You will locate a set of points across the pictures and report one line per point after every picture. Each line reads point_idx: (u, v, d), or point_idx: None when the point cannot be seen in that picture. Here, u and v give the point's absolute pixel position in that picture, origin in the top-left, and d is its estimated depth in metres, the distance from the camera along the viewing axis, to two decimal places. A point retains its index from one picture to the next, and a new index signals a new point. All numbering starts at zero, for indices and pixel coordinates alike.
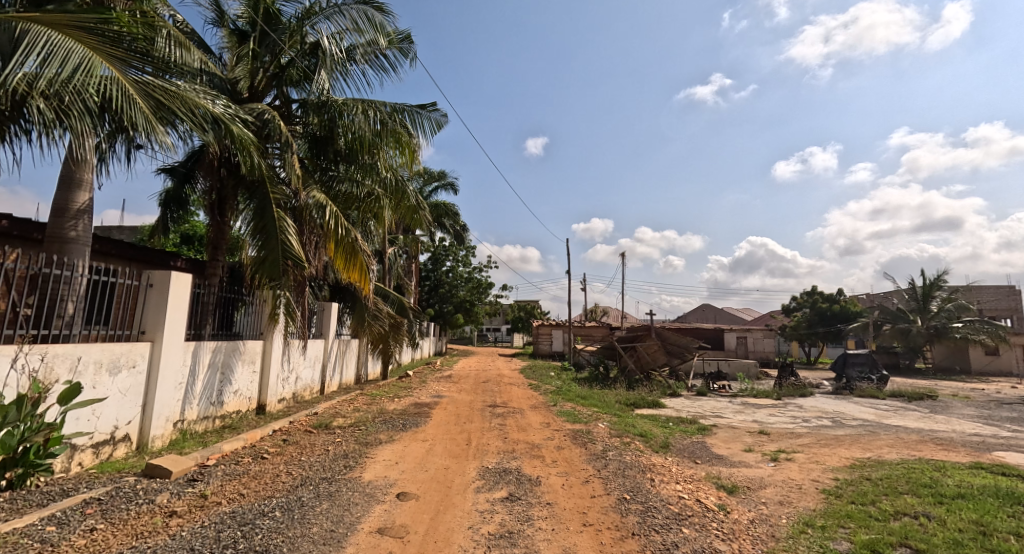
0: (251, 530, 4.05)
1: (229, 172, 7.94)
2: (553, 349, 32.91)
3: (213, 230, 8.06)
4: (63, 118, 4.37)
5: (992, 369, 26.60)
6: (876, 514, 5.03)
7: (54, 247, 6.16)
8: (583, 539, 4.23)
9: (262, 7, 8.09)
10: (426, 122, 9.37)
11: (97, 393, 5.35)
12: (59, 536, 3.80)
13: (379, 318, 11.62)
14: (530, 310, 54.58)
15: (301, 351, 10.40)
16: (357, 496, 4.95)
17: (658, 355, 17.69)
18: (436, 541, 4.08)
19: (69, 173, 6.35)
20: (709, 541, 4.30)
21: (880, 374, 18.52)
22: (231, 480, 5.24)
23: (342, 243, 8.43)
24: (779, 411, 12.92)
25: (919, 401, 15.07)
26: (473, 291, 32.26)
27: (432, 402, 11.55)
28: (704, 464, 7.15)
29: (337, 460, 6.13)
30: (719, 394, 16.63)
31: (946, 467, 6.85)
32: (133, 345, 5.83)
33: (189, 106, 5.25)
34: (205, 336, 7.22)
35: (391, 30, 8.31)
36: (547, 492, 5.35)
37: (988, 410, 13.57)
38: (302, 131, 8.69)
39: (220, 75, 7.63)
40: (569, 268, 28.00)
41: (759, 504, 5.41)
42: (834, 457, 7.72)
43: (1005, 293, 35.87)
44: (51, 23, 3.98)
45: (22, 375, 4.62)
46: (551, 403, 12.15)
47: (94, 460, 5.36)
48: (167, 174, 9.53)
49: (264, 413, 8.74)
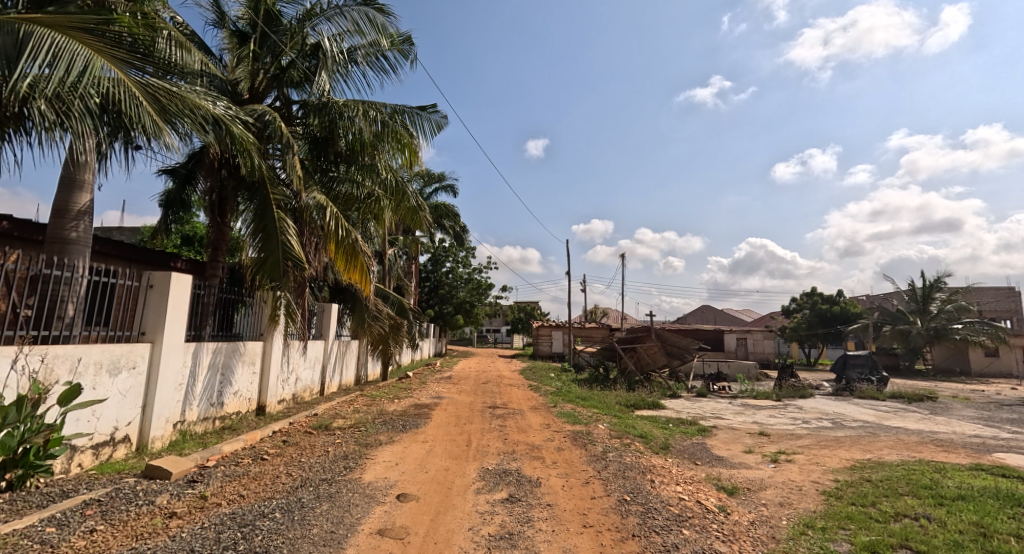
0: (251, 531, 4.06)
1: (229, 173, 7.95)
2: (553, 350, 32.93)
3: (213, 231, 8.05)
4: (65, 120, 4.37)
5: (992, 371, 26.57)
6: (877, 515, 5.03)
7: (54, 248, 6.16)
8: (583, 541, 4.23)
9: (263, 9, 8.14)
10: (426, 123, 9.35)
11: (97, 394, 5.36)
12: (60, 536, 3.81)
13: (379, 319, 11.62)
14: (530, 312, 54.58)
15: (301, 351, 10.41)
16: (357, 498, 4.94)
17: (658, 356, 17.55)
18: (436, 543, 4.08)
19: (70, 174, 6.35)
20: (709, 542, 4.31)
21: (880, 375, 18.51)
22: (231, 481, 5.24)
23: (343, 244, 8.42)
24: (779, 413, 12.89)
25: (920, 402, 15.10)
26: (472, 292, 32.18)
27: (432, 403, 11.52)
28: (704, 465, 7.15)
29: (337, 461, 6.15)
30: (720, 395, 16.67)
31: (946, 468, 6.84)
32: (133, 346, 5.83)
33: (191, 107, 5.27)
34: (205, 337, 7.22)
35: (392, 31, 8.32)
36: (547, 494, 5.34)
37: (989, 412, 13.58)
38: (302, 132, 8.69)
39: (220, 76, 7.65)
40: (569, 270, 27.95)
41: (759, 505, 5.42)
42: (834, 458, 7.73)
43: (1005, 294, 35.95)
44: (54, 24, 3.98)
45: (22, 376, 4.62)
46: (551, 403, 12.20)
47: (94, 461, 5.35)
48: (168, 174, 9.53)
49: (264, 413, 8.75)
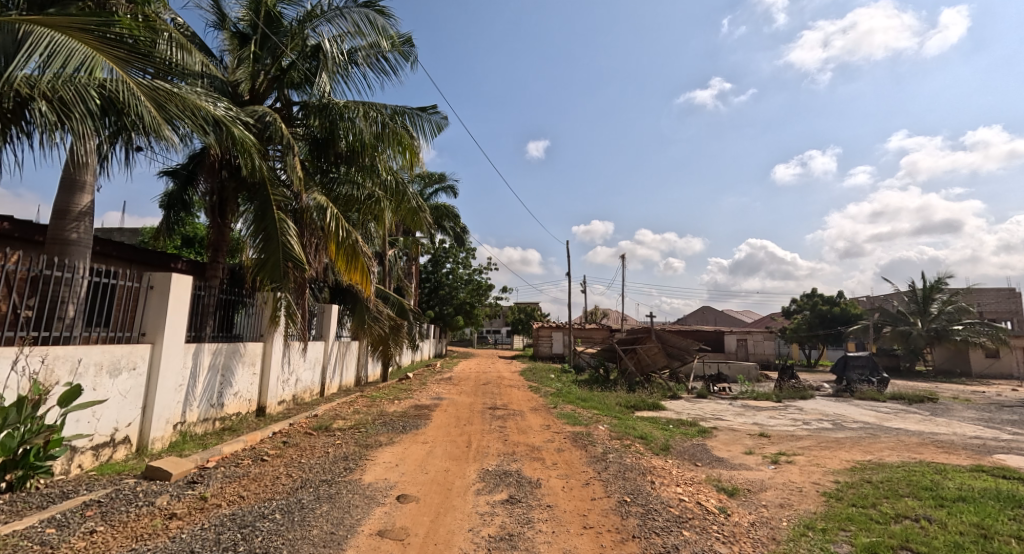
0: (251, 532, 4.05)
1: (230, 174, 7.96)
2: (553, 351, 32.90)
3: (214, 232, 8.06)
4: (65, 120, 4.35)
5: (993, 371, 26.55)
6: (877, 517, 5.03)
7: (55, 248, 6.16)
8: (582, 542, 4.23)
9: (264, 10, 8.16)
10: (426, 124, 9.36)
11: (97, 395, 5.36)
12: (59, 537, 3.80)
13: (379, 319, 11.64)
14: (531, 312, 54.61)
15: (301, 352, 10.40)
16: (357, 499, 4.94)
17: (658, 357, 17.53)
18: (436, 543, 4.08)
19: (70, 175, 6.36)
20: (709, 544, 4.30)
21: (880, 376, 18.53)
22: (231, 482, 5.24)
23: (343, 245, 8.43)
24: (779, 414, 12.87)
25: (920, 403, 15.10)
26: (473, 293, 32.17)
27: (432, 404, 11.55)
28: (704, 466, 7.16)
29: (337, 462, 6.16)
30: (720, 396, 16.64)
31: (947, 469, 6.85)
32: (134, 347, 5.84)
33: (191, 108, 5.27)
34: (205, 337, 7.23)
35: (392, 32, 8.32)
36: (547, 494, 5.35)
37: (989, 413, 13.58)
38: (303, 133, 8.70)
39: (220, 77, 7.67)
40: (569, 271, 27.91)
41: (760, 507, 5.41)
42: (834, 460, 7.70)
43: (1005, 296, 36.04)
44: (54, 24, 3.98)
45: (23, 376, 4.63)
46: (552, 405, 12.16)
47: (94, 461, 5.36)
48: (169, 176, 9.53)
49: (264, 415, 8.73)
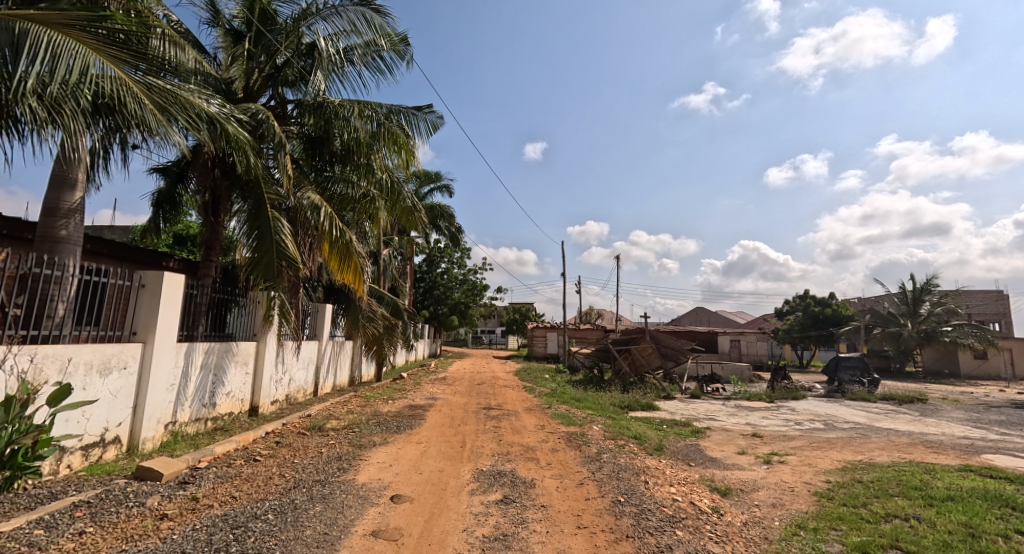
0: (244, 532, 4.02)
1: (223, 172, 7.91)
2: (548, 351, 33.01)
3: (207, 230, 7.96)
4: (55, 116, 4.30)
5: (980, 373, 26.68)
6: (867, 516, 5.08)
7: (45, 247, 6.06)
8: (577, 542, 4.23)
9: (258, 7, 8.11)
10: (422, 124, 9.35)
11: (87, 394, 5.29)
12: (48, 539, 3.75)
13: (374, 319, 11.57)
14: (526, 311, 54.86)
15: (295, 352, 10.33)
16: (351, 499, 4.92)
17: (652, 357, 17.68)
18: (430, 543, 4.06)
19: (62, 172, 6.27)
20: (703, 543, 4.32)
21: (870, 377, 18.75)
22: (224, 482, 5.21)
23: (337, 244, 8.36)
24: (773, 414, 12.96)
25: (911, 404, 15.25)
26: (467, 293, 32.05)
27: (426, 404, 11.52)
28: (698, 467, 7.18)
29: (331, 462, 6.11)
30: (714, 396, 16.74)
31: (935, 469, 6.92)
32: (125, 346, 5.78)
33: (183, 105, 5.20)
34: (197, 336, 7.16)
35: (389, 31, 8.30)
36: (541, 495, 5.34)
37: (978, 413, 13.71)
38: (297, 132, 8.65)
39: (215, 75, 7.62)
40: (563, 272, 27.88)
41: (752, 507, 5.44)
42: (826, 459, 7.78)
43: (994, 297, 36.64)
44: (48, 22, 3.92)
45: (10, 376, 4.57)
46: (546, 405, 12.19)
47: (83, 462, 5.28)
48: (160, 173, 9.45)
49: (257, 414, 8.70)
